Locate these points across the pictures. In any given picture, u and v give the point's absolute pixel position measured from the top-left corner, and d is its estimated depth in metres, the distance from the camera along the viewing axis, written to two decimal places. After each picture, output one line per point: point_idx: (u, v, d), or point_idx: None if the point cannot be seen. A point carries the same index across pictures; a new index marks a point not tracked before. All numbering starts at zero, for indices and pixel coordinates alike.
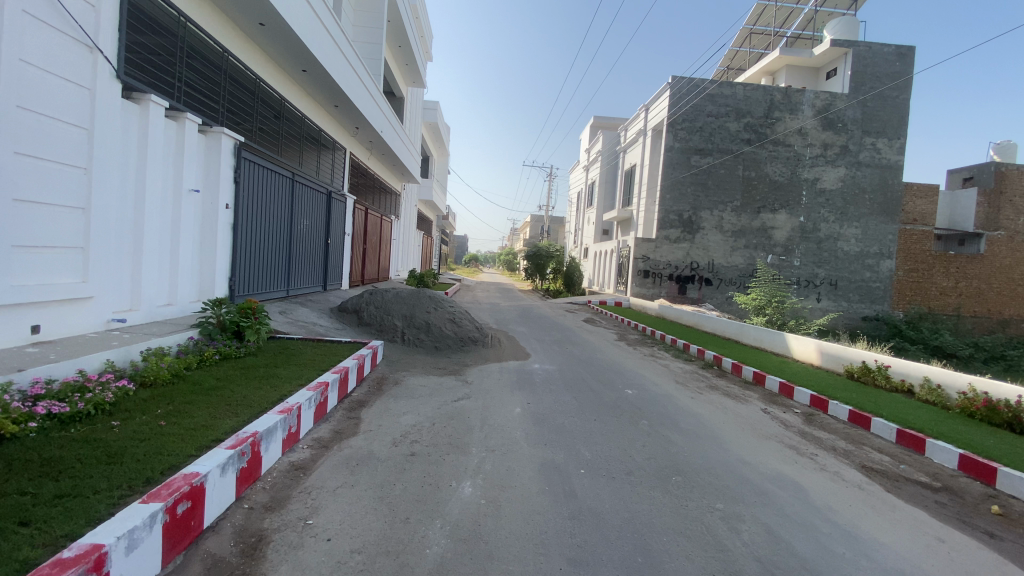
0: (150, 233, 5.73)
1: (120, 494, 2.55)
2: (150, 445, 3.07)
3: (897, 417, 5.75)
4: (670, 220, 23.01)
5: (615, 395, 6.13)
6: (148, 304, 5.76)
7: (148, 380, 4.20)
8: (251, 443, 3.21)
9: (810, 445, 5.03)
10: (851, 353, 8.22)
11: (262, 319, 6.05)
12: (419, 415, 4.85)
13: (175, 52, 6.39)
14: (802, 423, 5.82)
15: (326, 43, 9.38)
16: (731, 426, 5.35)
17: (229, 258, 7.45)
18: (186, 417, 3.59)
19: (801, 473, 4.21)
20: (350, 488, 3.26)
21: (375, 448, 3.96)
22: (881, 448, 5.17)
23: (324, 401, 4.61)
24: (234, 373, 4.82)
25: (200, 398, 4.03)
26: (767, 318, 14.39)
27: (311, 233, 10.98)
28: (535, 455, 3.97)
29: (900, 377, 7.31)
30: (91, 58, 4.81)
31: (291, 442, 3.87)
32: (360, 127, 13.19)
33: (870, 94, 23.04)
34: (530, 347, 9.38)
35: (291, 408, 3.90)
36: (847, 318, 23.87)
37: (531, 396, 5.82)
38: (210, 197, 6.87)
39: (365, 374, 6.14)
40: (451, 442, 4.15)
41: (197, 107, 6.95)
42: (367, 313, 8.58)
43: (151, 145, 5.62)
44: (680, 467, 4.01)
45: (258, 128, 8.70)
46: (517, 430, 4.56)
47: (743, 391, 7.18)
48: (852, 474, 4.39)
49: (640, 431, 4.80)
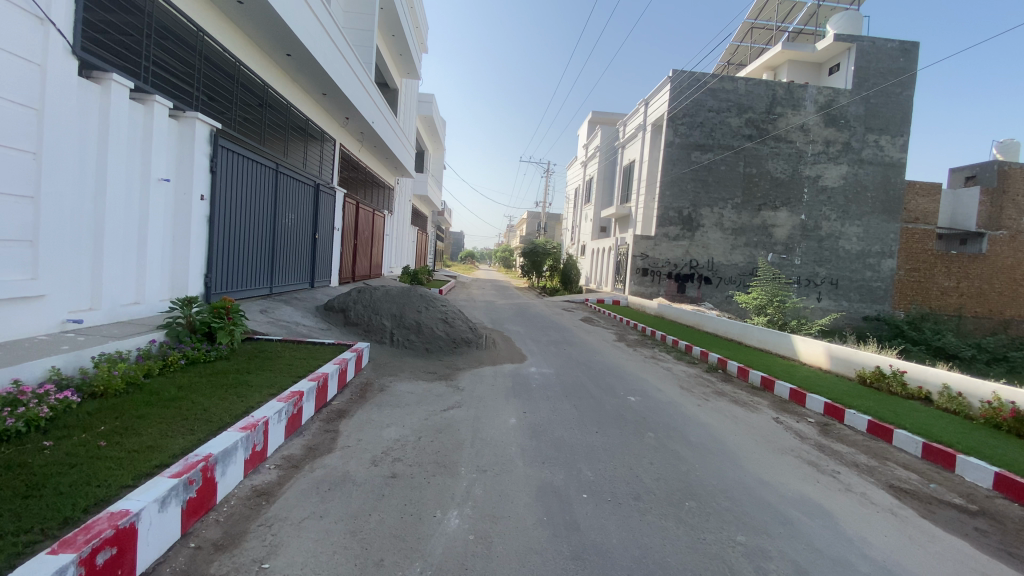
0: (112, 226, 5.24)
1: (28, 540, 2.10)
2: (82, 473, 2.62)
3: (922, 429, 5.32)
4: (669, 217, 22.61)
5: (617, 403, 5.70)
6: (110, 302, 5.27)
7: (97, 390, 3.74)
8: (201, 469, 2.76)
9: (830, 460, 4.63)
10: (864, 356, 7.81)
11: (238, 320, 5.60)
12: (403, 428, 4.39)
13: (143, 30, 5.90)
14: (818, 434, 5.41)
15: (313, 25, 8.83)
16: (744, 438, 4.94)
17: (204, 253, 6.96)
18: (131, 436, 3.13)
19: (826, 496, 3.81)
20: (318, 521, 2.82)
21: (351, 468, 3.51)
22: (907, 464, 4.76)
23: (297, 413, 4.15)
24: (199, 381, 4.36)
25: (155, 412, 3.56)
26: (768, 318, 14.00)
27: (296, 227, 10.47)
28: (532, 476, 3.55)
29: (917, 384, 6.91)
30: (42, 31, 4.31)
31: (255, 462, 3.42)
32: (351, 117, 12.67)
33: (873, 89, 22.64)
34: (526, 349, 8.94)
35: (256, 423, 3.45)
36: (847, 318, 23.55)
37: (528, 404, 5.38)
38: (184, 187, 6.39)
39: (349, 380, 5.69)
40: (439, 462, 3.70)
41: (167, 89, 6.46)
42: (354, 312, 8.12)
43: (114, 131, 5.13)
44: (693, 489, 3.59)
45: (238, 116, 8.19)
46: (512, 446, 4.11)
47: (752, 398, 6.76)
48: (882, 496, 3.99)
49: (647, 445, 4.39)
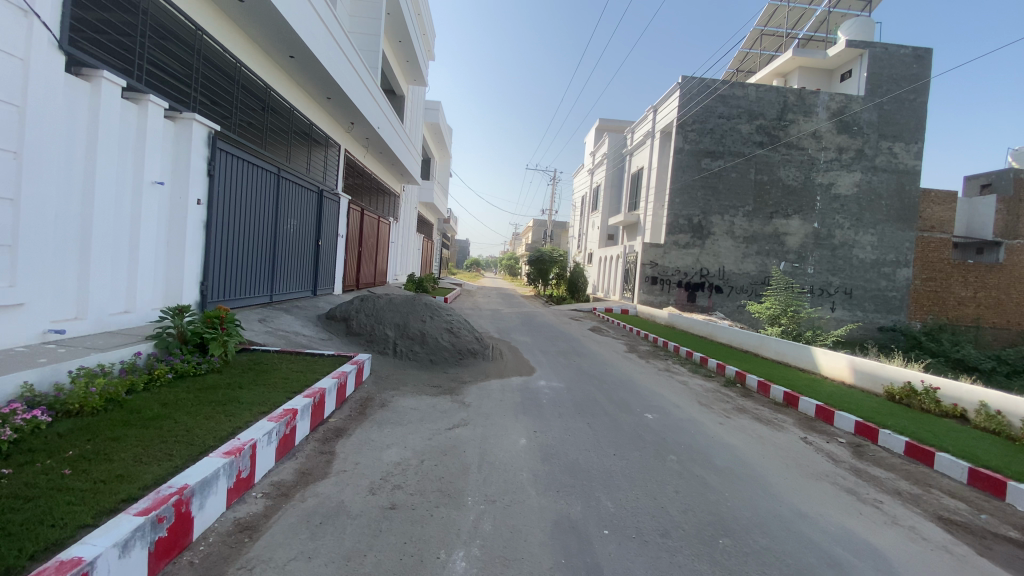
0: (100, 231, 4.96)
1: None
2: (37, 510, 2.31)
3: (964, 451, 4.93)
4: (679, 225, 22.31)
5: (633, 421, 5.33)
6: (97, 311, 4.99)
7: (72, 409, 3.43)
8: (174, 504, 2.43)
9: (870, 487, 4.25)
10: (892, 371, 7.40)
11: (232, 330, 5.27)
12: (404, 449, 4.05)
13: (137, 27, 5.66)
14: (851, 456, 5.01)
15: (316, 26, 8.57)
16: (774, 461, 4.56)
17: (200, 259, 6.67)
18: (101, 463, 2.81)
19: (872, 531, 3.43)
20: (305, 563, 2.47)
21: (347, 497, 3.17)
22: (953, 492, 4.36)
23: (290, 433, 3.82)
24: (186, 398, 4.04)
25: (132, 434, 3.24)
26: (782, 328, 13.56)
27: (299, 233, 10.22)
28: (545, 508, 3.20)
29: (951, 401, 6.49)
30: (25, 24, 4.06)
31: (241, 490, 3.09)
32: (356, 122, 12.42)
33: (886, 96, 22.27)
34: (534, 361, 8.58)
35: (242, 447, 3.12)
36: (863, 329, 23.00)
37: (539, 422, 5.02)
38: (180, 190, 6.12)
39: (348, 395, 5.37)
40: (442, 490, 3.35)
41: (162, 90, 6.21)
42: (356, 321, 7.80)
43: (103, 131, 4.86)
44: (725, 524, 3.22)
45: (239, 120, 7.96)
46: (523, 471, 3.76)
47: (775, 415, 6.36)
48: (933, 530, 3.60)
49: (670, 470, 4.02)
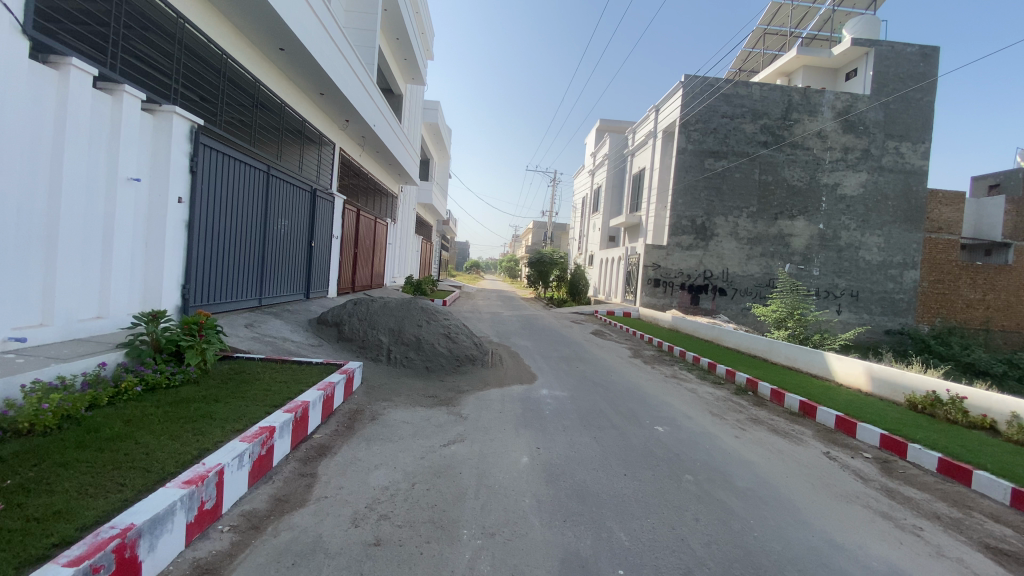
0: (68, 229, 4.58)
1: None
2: None
3: (1004, 469, 4.54)
4: (682, 226, 21.93)
5: (643, 436, 4.93)
6: (65, 317, 4.61)
7: (24, 428, 3.07)
8: (115, 549, 2.06)
9: (906, 511, 3.86)
10: (914, 380, 7.00)
11: (212, 337, 4.88)
12: (394, 471, 3.67)
13: (111, 12, 5.25)
14: (881, 474, 4.64)
15: (308, 18, 8.21)
16: (798, 480, 4.19)
17: (182, 261, 6.32)
18: (40, 495, 2.44)
19: (917, 565, 3.04)
20: None
21: (325, 531, 2.79)
22: (996, 516, 3.98)
23: (266, 453, 3.44)
24: (154, 414, 3.66)
25: (86, 457, 2.87)
26: (789, 332, 13.13)
27: (290, 234, 9.85)
28: (551, 542, 2.83)
29: (979, 412, 6.11)
30: None
31: (204, 522, 2.72)
32: (351, 120, 12.08)
33: (893, 95, 21.91)
34: (535, 367, 8.19)
35: (206, 475, 2.74)
36: (870, 333, 22.62)
37: (542, 437, 4.64)
38: (158, 188, 5.75)
39: (336, 407, 4.99)
40: (435, 521, 2.97)
41: (142, 81, 5.83)
42: (348, 326, 7.41)
43: (70, 124, 4.47)
44: (753, 559, 2.84)
45: (226, 116, 7.59)
46: (525, 496, 3.39)
47: (793, 427, 5.97)
48: (983, 563, 3.21)
49: (688, 493, 3.65)
